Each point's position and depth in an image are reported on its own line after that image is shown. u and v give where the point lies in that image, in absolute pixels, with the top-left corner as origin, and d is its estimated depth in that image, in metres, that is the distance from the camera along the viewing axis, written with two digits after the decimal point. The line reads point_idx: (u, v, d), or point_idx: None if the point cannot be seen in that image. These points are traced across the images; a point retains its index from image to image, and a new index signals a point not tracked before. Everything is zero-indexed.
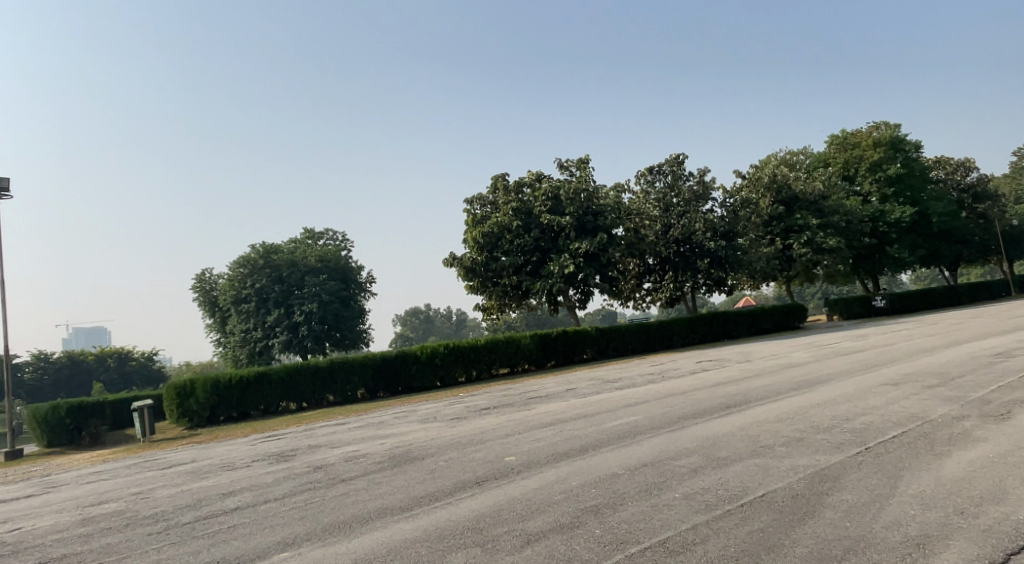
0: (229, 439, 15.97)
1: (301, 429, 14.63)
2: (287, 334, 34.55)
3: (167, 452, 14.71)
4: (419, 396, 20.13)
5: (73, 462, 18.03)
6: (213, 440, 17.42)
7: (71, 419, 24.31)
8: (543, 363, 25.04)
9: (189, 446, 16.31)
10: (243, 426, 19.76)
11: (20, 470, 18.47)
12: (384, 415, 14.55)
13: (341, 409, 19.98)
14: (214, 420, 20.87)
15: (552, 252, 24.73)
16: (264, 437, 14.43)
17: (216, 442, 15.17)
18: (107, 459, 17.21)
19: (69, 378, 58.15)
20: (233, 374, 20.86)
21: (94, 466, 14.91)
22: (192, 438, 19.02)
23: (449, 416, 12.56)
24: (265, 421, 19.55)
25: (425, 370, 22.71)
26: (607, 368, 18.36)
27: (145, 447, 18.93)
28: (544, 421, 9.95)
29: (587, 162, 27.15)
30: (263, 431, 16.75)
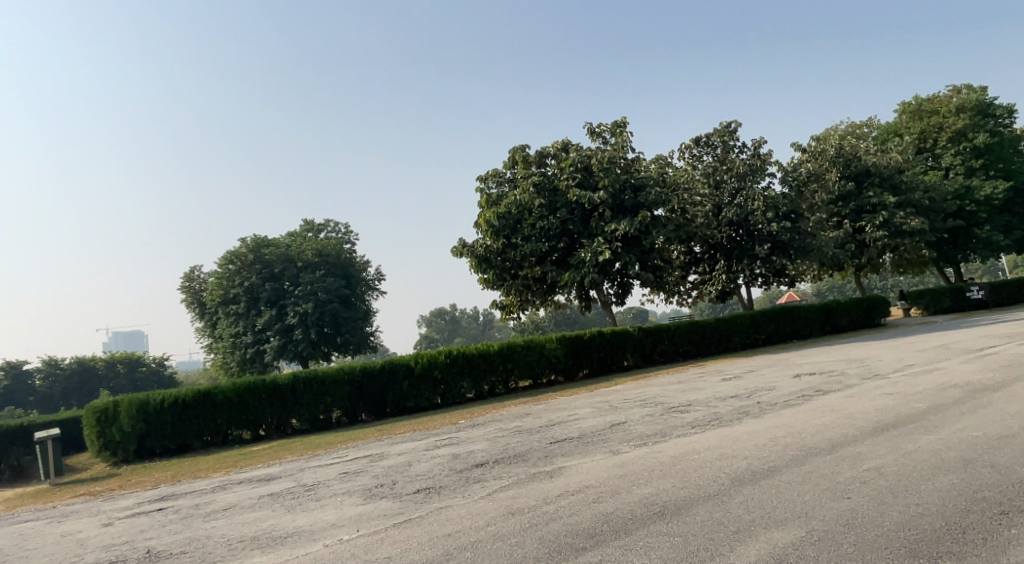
0: (126, 520, 11.25)
1: (207, 515, 9.68)
2: (283, 338, 29.57)
3: (19, 558, 9.95)
4: (408, 425, 15.12)
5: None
6: (122, 507, 12.70)
7: None
8: (575, 373, 20.08)
9: (76, 528, 11.61)
10: (179, 467, 15.14)
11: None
12: (329, 485, 9.56)
13: (306, 445, 15.27)
14: (147, 454, 16.15)
15: (583, 238, 19.40)
16: (155, 530, 9.56)
17: (99, 534, 10.39)
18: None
19: (77, 388, 55.19)
20: (166, 395, 16.18)
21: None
22: (103, 489, 14.30)
23: (414, 499, 7.48)
24: (206, 467, 14.86)
25: (418, 385, 17.85)
26: (663, 382, 13.26)
27: (44, 502, 14.32)
28: (579, 535, 4.83)
29: (625, 124, 21.26)
30: (183, 499, 11.98)
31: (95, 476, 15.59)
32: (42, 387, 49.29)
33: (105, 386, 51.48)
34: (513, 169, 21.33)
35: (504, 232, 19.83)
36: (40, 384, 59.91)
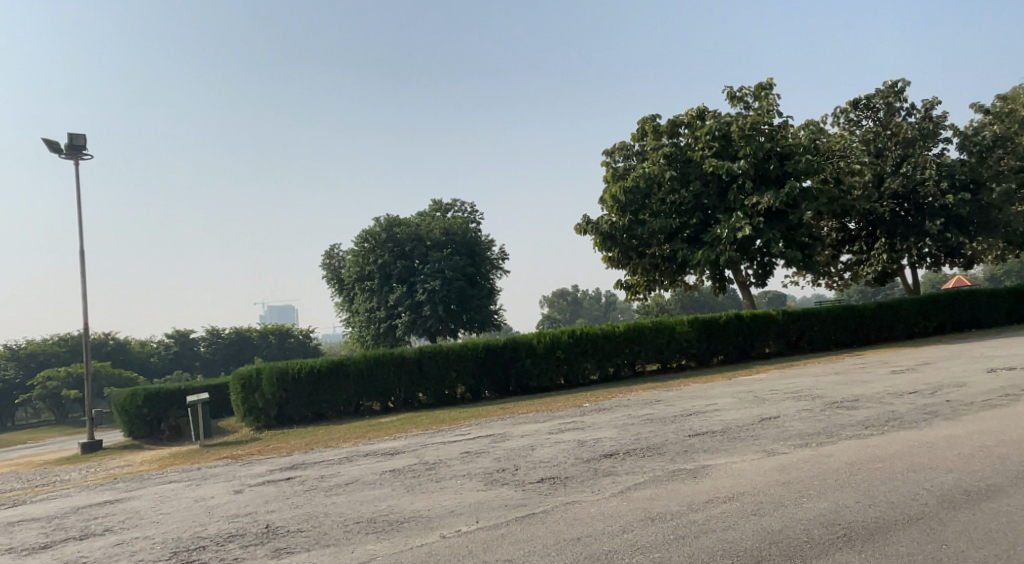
0: (254, 489, 11.27)
1: (327, 490, 9.40)
2: (411, 314, 29.64)
3: (155, 523, 10.11)
4: (532, 404, 14.43)
5: (97, 499, 14.22)
6: (253, 475, 12.89)
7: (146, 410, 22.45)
8: (708, 360, 18.48)
9: (211, 494, 11.80)
10: (314, 435, 15.44)
11: (47, 508, 14.95)
12: (449, 467, 9.00)
13: (428, 419, 15.00)
14: (284, 421, 16.67)
15: (720, 212, 17.92)
16: (278, 502, 9.38)
17: (228, 503, 10.41)
18: (126, 500, 12.97)
19: (229, 356, 58.95)
20: (301, 364, 16.57)
21: (73, 535, 10.67)
22: (240, 460, 14.62)
23: (537, 490, 6.73)
24: (336, 437, 15.06)
25: (542, 364, 17.22)
26: (817, 372, 11.80)
27: (188, 473, 14.86)
28: (743, 559, 3.89)
29: (770, 87, 19.45)
30: (309, 469, 11.91)
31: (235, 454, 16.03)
32: (207, 353, 52.98)
33: (253, 356, 54.71)
34: (644, 140, 20.07)
35: (631, 207, 18.56)
36: (199, 352, 64.73)
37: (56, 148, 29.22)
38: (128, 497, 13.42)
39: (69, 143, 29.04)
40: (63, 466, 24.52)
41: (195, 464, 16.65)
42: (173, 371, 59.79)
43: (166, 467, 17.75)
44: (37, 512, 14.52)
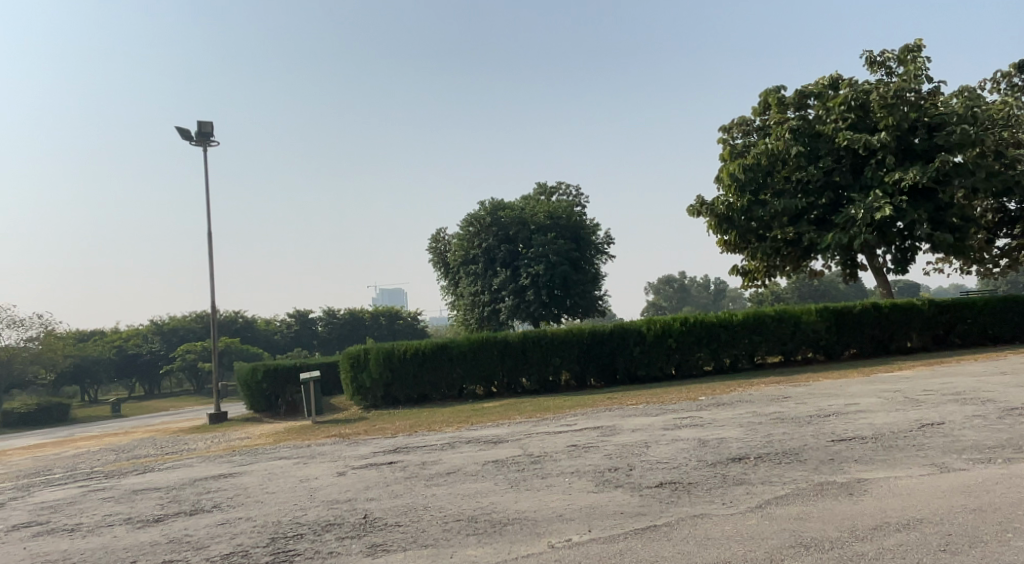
0: (356, 471, 11.00)
1: (428, 478, 8.93)
2: (515, 298, 28.75)
3: (259, 501, 9.98)
4: (644, 394, 13.59)
5: (213, 472, 14.51)
6: (357, 457, 12.73)
7: (267, 384, 26.30)
8: (838, 353, 16.98)
9: (315, 474, 11.66)
10: (418, 416, 15.66)
11: (168, 478, 15.42)
12: (556, 461, 8.32)
13: (533, 406, 14.43)
14: (391, 401, 16.99)
15: (855, 191, 16.34)
16: (379, 489, 8.99)
17: (330, 486, 10.16)
18: (235, 475, 13.08)
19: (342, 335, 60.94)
20: (408, 345, 16.80)
21: (184, 508, 10.74)
22: (346, 443, 14.56)
23: (656, 497, 5.96)
24: (441, 420, 15.07)
25: (652, 353, 16.34)
26: (975, 370, 10.39)
27: (298, 452, 14.95)
28: None
29: (915, 51, 17.58)
30: (412, 454, 11.57)
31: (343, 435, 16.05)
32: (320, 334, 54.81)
33: (367, 335, 56.25)
34: (766, 115, 18.64)
35: (749, 186, 17.20)
36: (319, 331, 67.25)
37: (189, 136, 30.80)
38: (240, 472, 13.55)
39: (201, 131, 30.54)
40: (190, 436, 25.72)
41: (306, 442, 16.83)
42: (294, 348, 62.39)
43: (280, 442, 18.07)
44: (159, 481, 14.99)
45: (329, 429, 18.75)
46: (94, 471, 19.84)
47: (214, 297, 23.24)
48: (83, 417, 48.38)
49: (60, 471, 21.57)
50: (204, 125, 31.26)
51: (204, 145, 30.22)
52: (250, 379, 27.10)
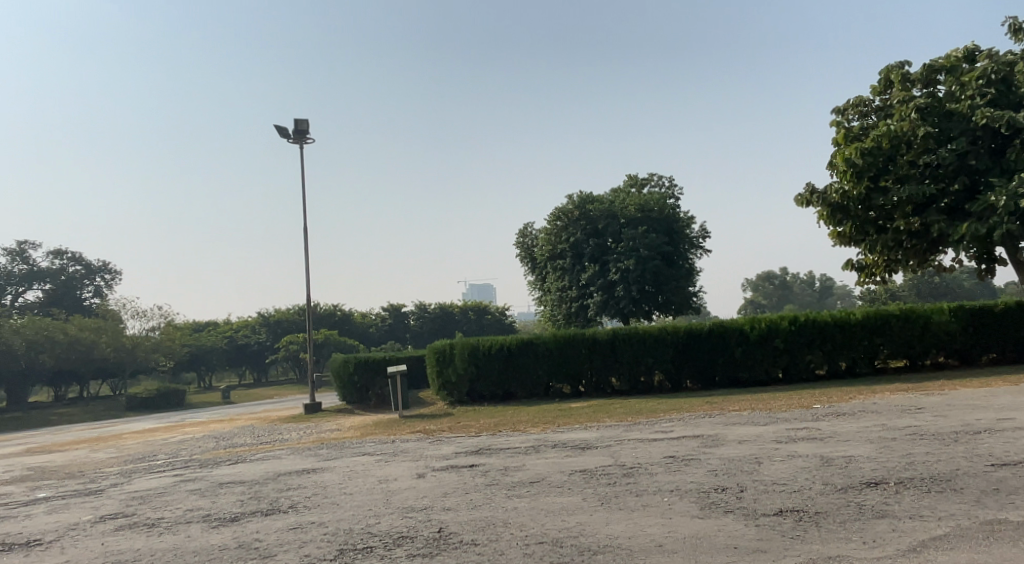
0: (436, 474, 10.35)
1: (510, 488, 8.17)
2: (603, 295, 27.28)
3: (335, 502, 9.45)
4: (747, 398, 12.42)
5: (297, 467, 14.23)
6: (439, 457, 12.12)
7: (358, 377, 26.63)
8: (975, 358, 15.14)
9: (395, 475, 11.08)
10: (503, 415, 15.61)
11: (254, 470, 15.28)
12: (653, 475, 7.39)
13: (624, 408, 13.53)
14: (476, 397, 17.14)
15: (995, 175, 14.51)
16: (458, 497, 8.27)
17: (408, 489, 9.53)
18: (316, 473, 12.70)
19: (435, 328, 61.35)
20: (493, 341, 16.88)
21: (261, 505, 10.36)
22: (431, 444, 14.00)
23: (777, 531, 5.01)
24: (528, 419, 14.68)
25: (756, 355, 15.11)
26: None
27: (381, 450, 14.50)
28: None
29: None
30: (496, 457, 10.84)
31: (428, 434, 15.53)
32: (413, 326, 55.31)
33: (458, 329, 56.38)
34: (886, 94, 16.90)
35: (869, 173, 15.37)
36: (412, 324, 67.98)
37: (287, 134, 31.19)
38: (322, 469, 13.18)
39: (298, 129, 30.87)
40: (283, 427, 25.99)
41: (391, 437, 16.41)
42: (388, 341, 63.27)
43: (366, 437, 17.77)
44: (245, 473, 14.86)
45: (414, 425, 18.30)
46: (189, 460, 20.14)
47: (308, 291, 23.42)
48: (193, 405, 50.56)
49: (159, 458, 22.09)
50: (301, 123, 31.60)
51: (301, 143, 30.52)
52: (344, 372, 27.50)
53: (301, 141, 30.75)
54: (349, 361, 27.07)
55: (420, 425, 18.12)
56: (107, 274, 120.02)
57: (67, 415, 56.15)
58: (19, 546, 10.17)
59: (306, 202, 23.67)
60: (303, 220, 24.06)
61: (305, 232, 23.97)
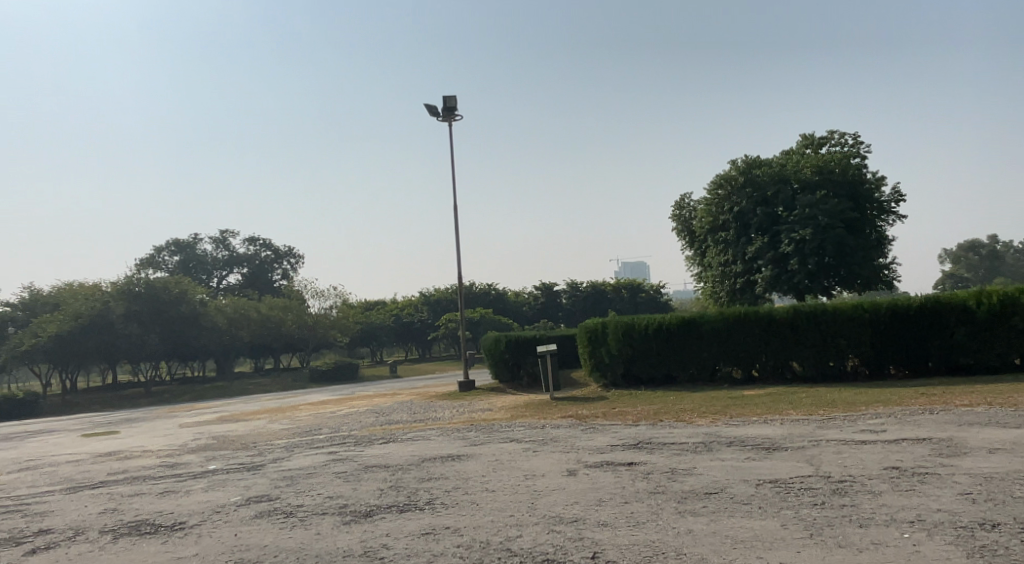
0: (590, 472, 8.98)
1: (682, 501, 6.76)
2: (775, 270, 24.11)
3: (476, 501, 8.27)
4: (976, 390, 10.09)
5: (443, 450, 13.30)
6: (594, 450, 10.70)
7: (510, 355, 25.86)
8: None
9: (544, 470, 9.76)
10: (665, 401, 14.31)
11: (400, 452, 14.56)
12: (880, 497, 5.82)
13: (812, 397, 11.57)
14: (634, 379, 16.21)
15: None
16: (617, 509, 6.80)
17: (558, 491, 8.19)
18: (461, 461, 11.64)
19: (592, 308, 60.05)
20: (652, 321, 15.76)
21: (398, 497, 9.38)
22: (586, 433, 12.62)
23: None
24: (693, 408, 13.31)
25: (984, 337, 12.68)
26: None
27: (532, 436, 13.29)
28: None
29: None
30: (660, 456, 9.28)
31: (584, 421, 14.18)
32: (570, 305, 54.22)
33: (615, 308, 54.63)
34: None
35: None
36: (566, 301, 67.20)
37: (436, 112, 30.59)
38: (469, 455, 12.15)
39: (447, 106, 30.13)
40: (438, 405, 25.62)
41: (543, 422, 15.19)
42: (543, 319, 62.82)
43: (517, 420, 16.69)
44: (390, 455, 14.13)
45: (567, 409, 16.99)
46: (344, 436, 19.99)
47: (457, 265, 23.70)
48: (359, 381, 52.28)
49: (319, 432, 22.28)
50: (450, 100, 30.87)
51: (450, 121, 29.75)
52: (497, 350, 26.82)
53: (450, 120, 29.99)
54: (501, 338, 26.35)
55: (574, 408, 16.80)
56: (293, 254, 119.31)
57: (255, 386, 60.49)
58: (162, 529, 9.77)
59: (456, 183, 25.45)
60: (455, 197, 25.86)
61: (456, 208, 25.58)
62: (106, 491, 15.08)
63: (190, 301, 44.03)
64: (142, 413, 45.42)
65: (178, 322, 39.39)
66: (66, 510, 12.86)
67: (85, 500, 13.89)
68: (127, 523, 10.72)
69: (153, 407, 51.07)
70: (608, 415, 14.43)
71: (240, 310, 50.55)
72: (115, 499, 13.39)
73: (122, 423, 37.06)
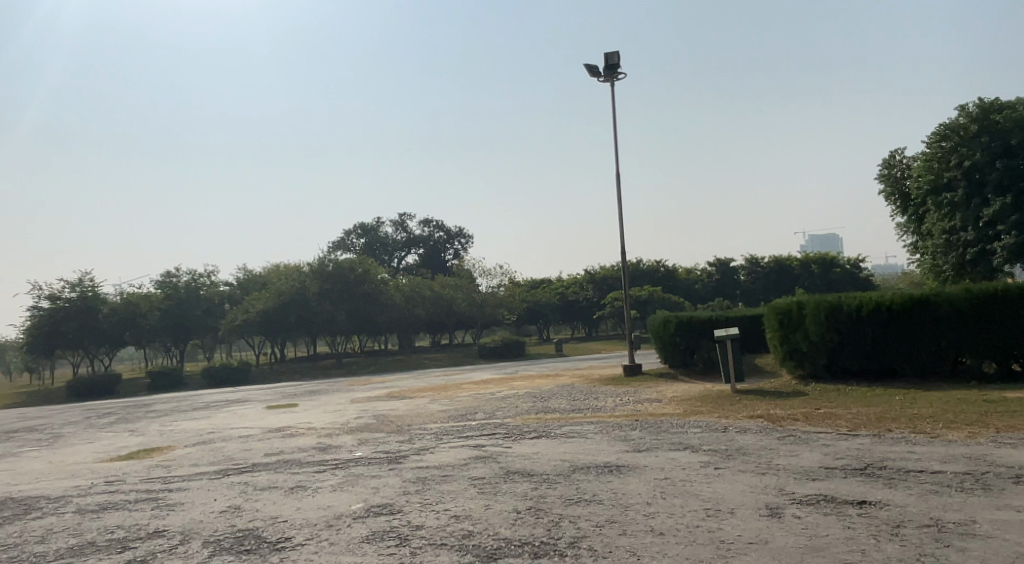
0: (803, 521, 6.50)
1: None
2: (1022, 234, 19.42)
3: (640, 554, 6.00)
4: None
5: (600, 454, 10.98)
6: (803, 478, 8.13)
7: (681, 337, 23.21)
8: None
9: (737, 504, 7.31)
10: (891, 404, 12.10)
11: (552, 448, 12.49)
12: None
13: None
14: (848, 371, 15.11)
15: None
16: None
17: (758, 552, 5.74)
18: (623, 474, 9.31)
19: (772, 285, 55.04)
20: (877, 307, 14.58)
21: (537, 528, 7.21)
22: (783, 449, 9.91)
23: None
24: (936, 415, 10.77)
25: None
26: None
27: (710, 446, 10.72)
28: None
29: None
30: (911, 504, 6.69)
31: (779, 432, 11.45)
32: (747, 283, 49.87)
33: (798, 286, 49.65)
34: None
35: None
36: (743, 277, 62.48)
37: (596, 72, 27.85)
38: (632, 466, 9.78)
39: (608, 65, 27.26)
40: (601, 389, 23.35)
41: (726, 427, 12.55)
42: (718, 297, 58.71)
43: (693, 420, 14.09)
44: (539, 453, 12.08)
45: (755, 408, 14.20)
46: (497, 421, 18.15)
47: (629, 248, 23.12)
48: (523, 359, 51.22)
49: (473, 414, 20.73)
50: (611, 57, 28.02)
51: (611, 80, 26.97)
52: (665, 332, 24.20)
53: (612, 79, 27.15)
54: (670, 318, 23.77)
55: (762, 411, 14.06)
56: (462, 235, 119.84)
57: (426, 361, 61.16)
58: (262, 545, 7.91)
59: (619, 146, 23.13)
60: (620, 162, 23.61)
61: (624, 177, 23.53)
62: (243, 472, 13.98)
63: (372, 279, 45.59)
64: (319, 386, 46.56)
65: (360, 298, 40.11)
66: (192, 497, 11.48)
67: (216, 484, 12.70)
68: (239, 528, 8.95)
69: (333, 379, 52.51)
70: (813, 426, 11.56)
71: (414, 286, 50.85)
72: (242, 486, 12.05)
73: (297, 396, 38.06)
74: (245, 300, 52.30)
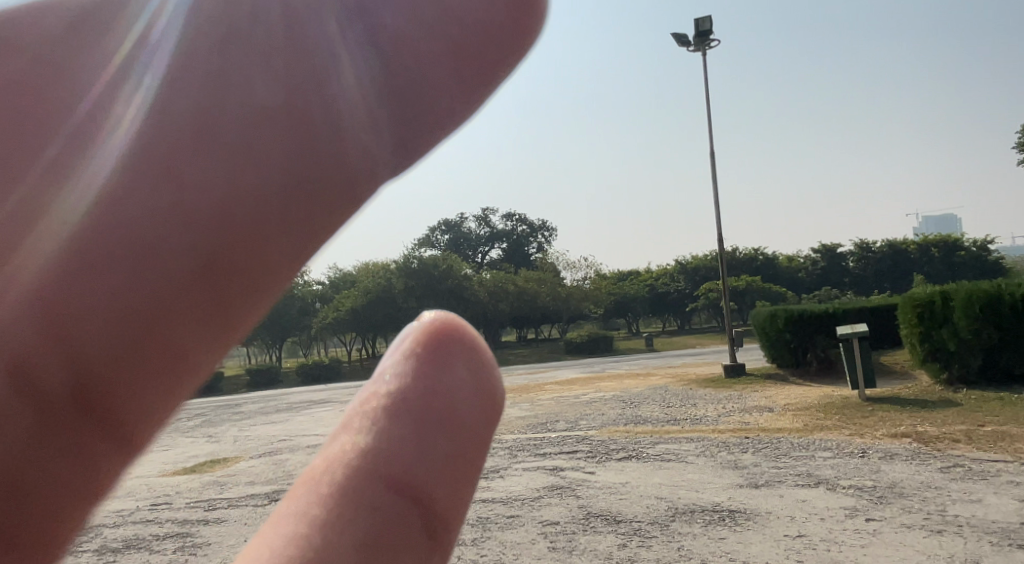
0: None
1: None
2: None
3: None
4: None
5: (707, 492, 8.91)
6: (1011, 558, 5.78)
7: (789, 334, 20.61)
8: None
9: None
10: None
11: (645, 476, 10.37)
12: None
13: None
14: (1001, 374, 14.04)
15: None
16: None
17: None
18: (744, 528, 7.12)
19: (884, 272, 50.67)
20: None
21: None
22: (957, 494, 7.64)
23: None
24: None
25: None
26: None
27: (852, 485, 8.48)
28: None
29: None
30: None
31: (943, 467, 9.10)
32: (856, 270, 45.92)
33: (915, 272, 45.26)
34: None
35: None
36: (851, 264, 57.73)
37: (687, 41, 25.17)
38: (753, 511, 7.72)
39: (700, 32, 24.51)
40: (698, 393, 20.92)
41: (866, 458, 10.23)
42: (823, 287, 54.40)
43: (819, 443, 11.77)
44: (629, 482, 9.99)
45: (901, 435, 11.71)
46: (581, 432, 16.11)
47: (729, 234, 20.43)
48: (616, 353, 48.99)
49: (555, 422, 18.72)
50: (704, 24, 25.24)
51: (704, 48, 24.23)
52: (771, 329, 21.61)
53: (704, 48, 24.40)
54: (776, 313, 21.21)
55: (910, 436, 11.63)
56: (548, 228, 118.18)
57: (513, 357, 59.52)
58: None
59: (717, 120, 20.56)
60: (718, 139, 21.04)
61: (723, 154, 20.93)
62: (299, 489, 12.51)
63: (458, 275, 44.21)
64: None
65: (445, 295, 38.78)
66: (235, 523, 9.98)
67: (266, 505, 11.22)
68: None
69: None
70: (988, 462, 9.14)
71: (499, 280, 49.11)
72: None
73: None
74: (337, 297, 51.95)
